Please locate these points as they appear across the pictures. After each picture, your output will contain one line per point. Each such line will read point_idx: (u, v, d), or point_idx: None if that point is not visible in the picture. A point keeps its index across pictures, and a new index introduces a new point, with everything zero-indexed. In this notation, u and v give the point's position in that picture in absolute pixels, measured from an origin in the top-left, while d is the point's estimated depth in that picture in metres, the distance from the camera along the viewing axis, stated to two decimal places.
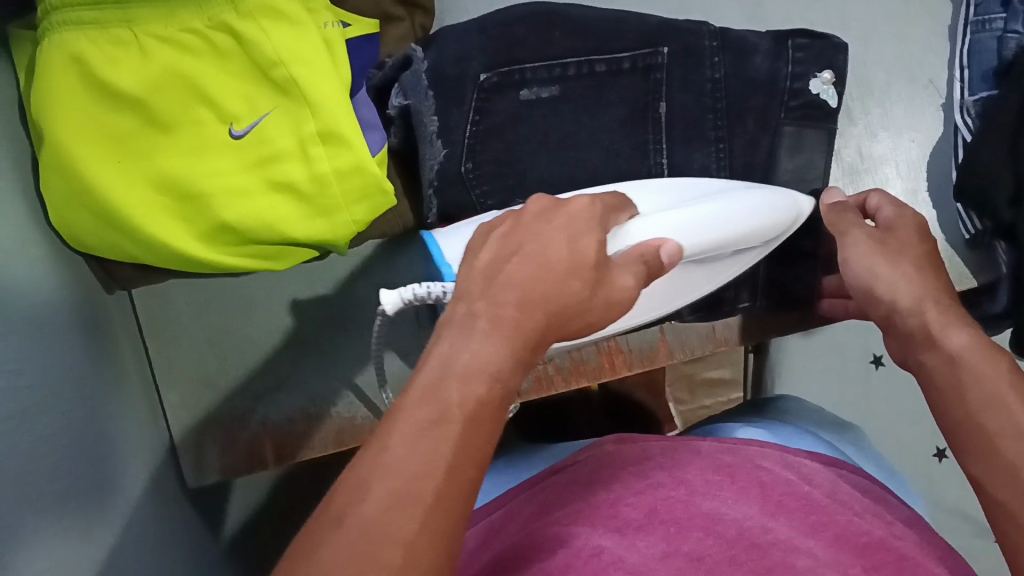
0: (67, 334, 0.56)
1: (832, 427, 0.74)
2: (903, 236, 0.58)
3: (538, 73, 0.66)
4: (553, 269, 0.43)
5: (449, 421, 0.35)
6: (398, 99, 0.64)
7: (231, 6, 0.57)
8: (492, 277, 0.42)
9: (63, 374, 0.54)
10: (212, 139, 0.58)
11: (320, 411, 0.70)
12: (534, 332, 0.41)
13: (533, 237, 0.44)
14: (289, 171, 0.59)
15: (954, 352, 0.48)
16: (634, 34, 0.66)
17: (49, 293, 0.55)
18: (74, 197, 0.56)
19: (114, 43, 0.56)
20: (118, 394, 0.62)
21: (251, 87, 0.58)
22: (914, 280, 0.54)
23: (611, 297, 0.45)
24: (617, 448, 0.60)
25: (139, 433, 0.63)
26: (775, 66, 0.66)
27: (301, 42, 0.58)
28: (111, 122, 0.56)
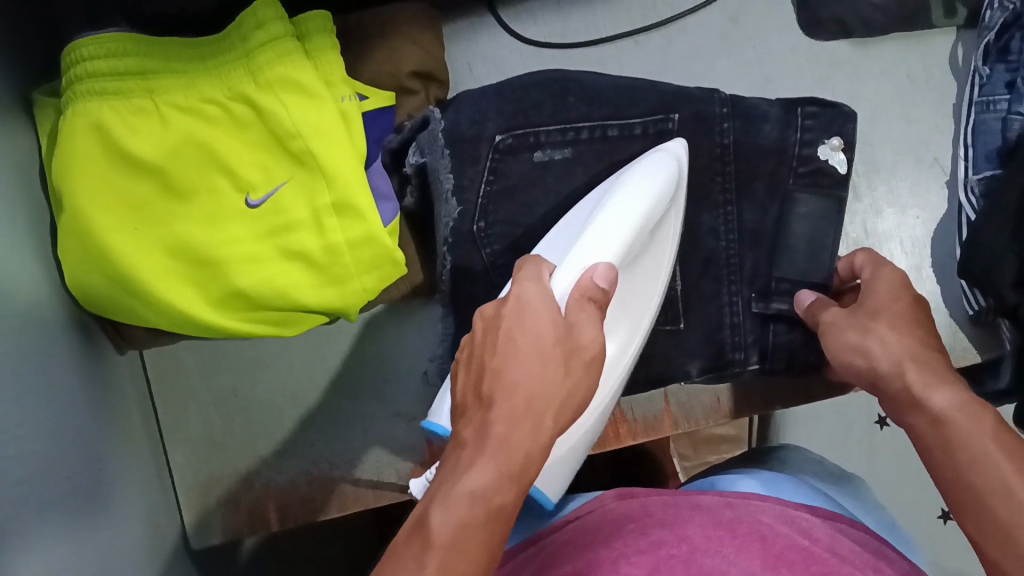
0: (77, 394, 0.57)
1: (831, 478, 0.73)
2: (885, 291, 0.58)
3: (553, 136, 0.67)
4: (527, 358, 0.43)
5: (431, 550, 0.36)
6: (414, 157, 0.64)
7: (251, 78, 0.59)
8: (480, 397, 0.43)
9: (72, 431, 0.55)
10: (229, 208, 0.59)
11: (323, 475, 0.70)
12: (525, 444, 0.41)
13: (498, 342, 0.45)
14: (302, 241, 0.59)
15: (938, 412, 0.48)
16: (646, 102, 0.67)
17: (59, 354, 0.56)
18: (89, 261, 0.57)
19: (134, 112, 0.58)
20: (121, 446, 0.62)
21: (268, 157, 0.60)
22: (893, 344, 0.54)
23: (587, 359, 0.45)
24: (618, 504, 0.60)
25: (140, 484, 0.63)
26: (784, 133, 0.67)
27: (317, 114, 0.59)
28: (128, 189, 0.57)
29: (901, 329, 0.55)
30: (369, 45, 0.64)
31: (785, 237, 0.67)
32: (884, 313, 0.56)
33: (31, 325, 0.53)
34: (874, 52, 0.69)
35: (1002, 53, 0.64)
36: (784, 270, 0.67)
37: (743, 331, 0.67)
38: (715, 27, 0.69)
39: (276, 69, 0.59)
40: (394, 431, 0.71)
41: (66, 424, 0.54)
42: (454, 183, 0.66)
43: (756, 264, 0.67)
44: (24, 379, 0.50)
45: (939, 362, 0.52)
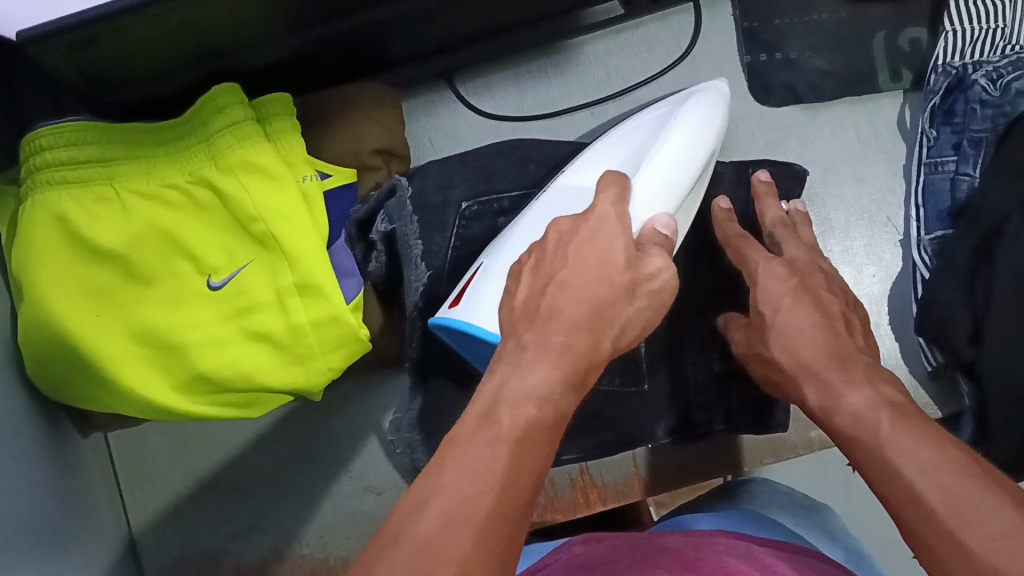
0: (39, 486, 0.56)
1: (799, 512, 0.66)
2: (774, 294, 0.58)
3: (514, 202, 0.68)
4: (600, 273, 0.45)
5: (501, 442, 0.37)
6: (383, 224, 0.64)
7: (213, 162, 0.60)
8: (535, 310, 0.44)
9: (34, 527, 0.54)
10: (192, 291, 0.59)
11: (292, 551, 0.69)
12: (589, 352, 0.43)
13: (568, 254, 0.46)
14: (266, 321, 0.59)
15: (854, 411, 0.48)
16: None
17: (18, 446, 0.55)
18: (52, 350, 0.57)
19: (96, 200, 0.59)
20: (85, 531, 0.61)
21: (231, 239, 0.60)
22: (818, 343, 0.54)
23: (653, 289, 0.47)
24: (585, 549, 0.59)
25: (104, 571, 0.62)
26: (739, 197, 0.67)
27: (279, 197, 0.59)
28: (91, 276, 0.58)
29: (800, 337, 0.55)
30: (328, 124, 0.65)
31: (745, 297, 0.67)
32: (781, 328, 0.56)
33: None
34: (824, 116, 0.70)
35: (947, 116, 0.66)
36: None
37: (706, 391, 0.68)
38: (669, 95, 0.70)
39: (237, 152, 0.60)
40: (364, 504, 0.69)
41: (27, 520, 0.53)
42: (422, 250, 0.66)
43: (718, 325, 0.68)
44: None
45: (845, 366, 0.51)
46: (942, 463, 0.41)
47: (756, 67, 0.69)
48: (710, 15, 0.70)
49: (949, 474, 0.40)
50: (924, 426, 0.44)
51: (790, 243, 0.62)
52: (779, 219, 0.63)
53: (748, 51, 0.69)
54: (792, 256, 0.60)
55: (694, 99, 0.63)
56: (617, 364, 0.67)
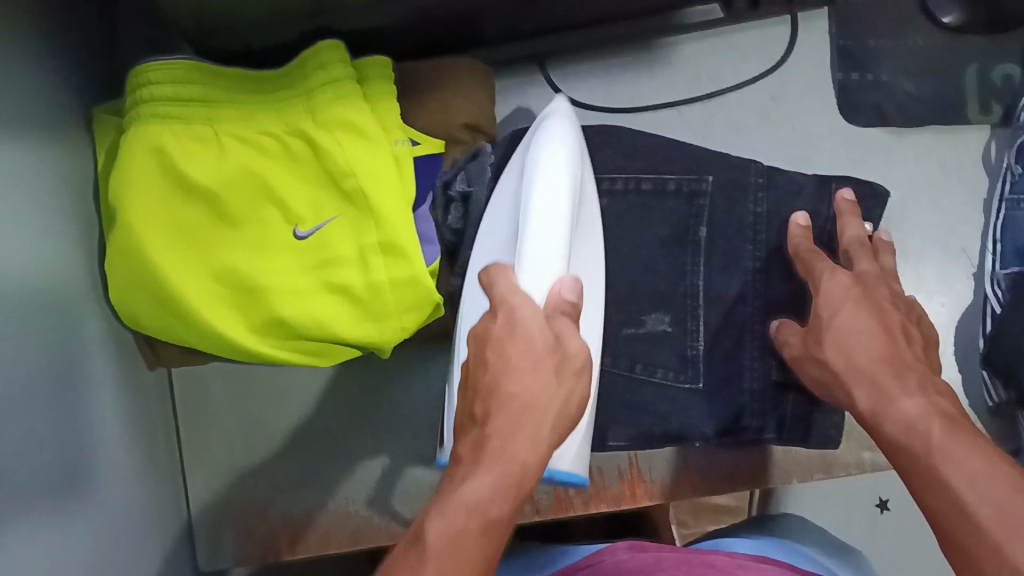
0: (106, 416, 0.57)
1: (834, 550, 0.69)
2: (830, 304, 0.58)
3: None
4: (519, 364, 0.46)
5: (421, 563, 0.40)
6: (461, 184, 0.64)
7: (310, 116, 0.61)
8: (473, 414, 0.46)
9: (96, 451, 0.55)
10: (277, 238, 0.61)
11: (338, 508, 0.69)
12: (532, 453, 0.44)
13: (490, 359, 0.47)
14: (345, 276, 0.60)
15: (910, 416, 0.49)
16: (678, 160, 0.65)
17: (85, 367, 0.56)
18: (135, 279, 0.58)
19: (194, 138, 0.60)
20: (138, 464, 0.61)
21: (320, 192, 0.61)
22: (882, 350, 0.54)
23: (578, 367, 0.47)
24: (630, 557, 0.58)
25: (152, 506, 0.62)
26: (813, 211, 0.65)
27: (372, 156, 0.61)
28: (182, 213, 0.59)
29: (856, 341, 0.55)
30: (424, 94, 0.66)
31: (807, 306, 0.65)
32: (837, 331, 0.56)
33: (66, 344, 0.53)
34: (910, 141, 0.70)
35: None
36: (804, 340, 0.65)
37: (761, 399, 0.65)
38: (757, 103, 0.70)
39: (334, 110, 0.61)
40: (412, 471, 0.70)
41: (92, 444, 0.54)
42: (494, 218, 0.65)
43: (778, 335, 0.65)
44: (53, 396, 0.50)
45: (900, 372, 0.52)
46: (992, 479, 0.43)
47: (846, 85, 0.70)
48: (805, 30, 0.70)
49: (999, 489, 0.42)
50: (976, 441, 0.45)
51: (863, 258, 0.61)
52: (858, 238, 0.62)
53: (841, 68, 0.70)
54: (862, 268, 0.60)
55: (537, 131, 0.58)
56: (672, 360, 0.65)
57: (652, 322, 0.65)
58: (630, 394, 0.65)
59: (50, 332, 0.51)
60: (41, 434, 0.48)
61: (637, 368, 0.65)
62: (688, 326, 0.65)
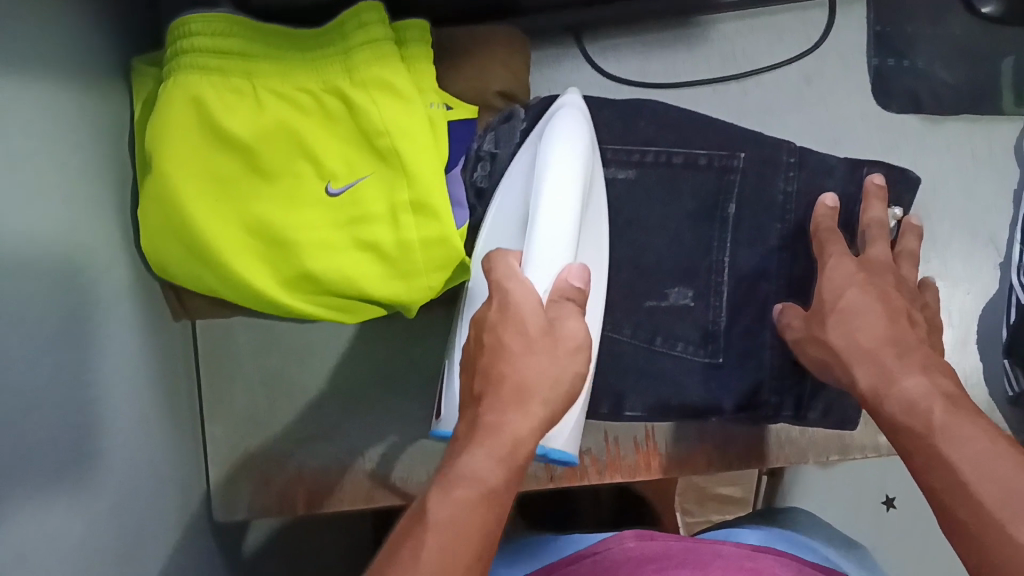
0: (135, 360, 0.57)
1: (843, 545, 0.69)
2: (837, 287, 0.58)
3: (620, 154, 0.65)
4: (516, 344, 0.46)
5: (424, 534, 0.39)
6: (487, 144, 0.65)
7: (347, 74, 0.62)
8: (473, 395, 0.46)
9: (125, 387, 0.55)
10: (309, 193, 0.61)
11: (355, 466, 0.69)
12: (529, 430, 0.44)
13: (487, 341, 0.47)
14: (376, 233, 0.61)
15: (910, 391, 0.49)
16: (717, 134, 0.66)
17: (117, 304, 0.56)
18: (168, 227, 0.59)
19: (231, 91, 0.60)
20: (164, 406, 0.62)
21: (353, 150, 0.62)
22: (884, 326, 0.54)
23: (573, 348, 0.47)
24: (638, 545, 0.58)
25: (173, 449, 0.63)
26: (848, 189, 0.66)
27: (407, 116, 0.61)
28: (217, 163, 0.60)
29: (863, 320, 0.55)
30: (461, 59, 0.66)
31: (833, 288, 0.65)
32: (842, 312, 0.56)
33: (100, 280, 0.53)
34: (941, 129, 0.70)
35: None
36: None
37: (781, 377, 0.65)
38: (791, 85, 0.70)
39: (372, 68, 0.61)
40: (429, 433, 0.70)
41: (121, 386, 0.54)
42: None
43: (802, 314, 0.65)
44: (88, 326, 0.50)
45: (902, 351, 0.52)
46: (994, 453, 0.42)
47: (881, 70, 0.70)
48: (841, 14, 0.71)
49: (1002, 466, 0.42)
50: (974, 419, 0.45)
51: (877, 242, 0.61)
52: (878, 219, 0.62)
53: (876, 54, 0.70)
54: (870, 253, 0.60)
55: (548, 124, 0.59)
56: (693, 334, 0.65)
57: (675, 296, 0.65)
58: (649, 365, 0.65)
59: (84, 263, 0.51)
60: (77, 358, 0.48)
61: (658, 341, 0.65)
62: (711, 301, 0.65)
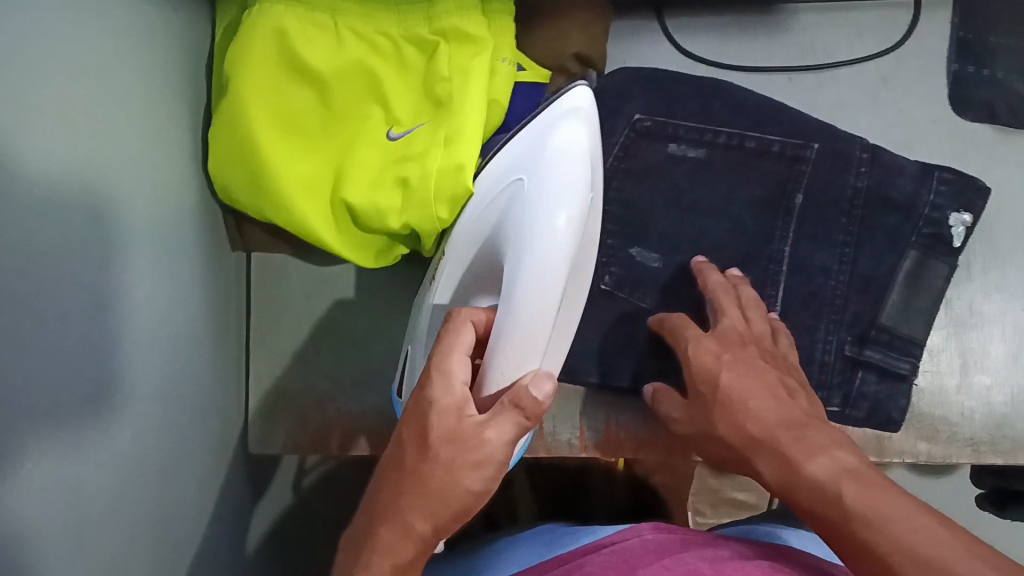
0: (190, 280, 0.57)
1: None
2: (708, 373, 0.54)
3: (691, 132, 0.65)
4: (424, 450, 0.44)
5: None
6: (558, 105, 0.64)
7: (427, 23, 0.61)
8: (389, 491, 0.44)
9: (177, 303, 0.55)
10: (372, 134, 0.62)
11: (393, 416, 0.69)
12: (423, 540, 0.44)
13: (406, 436, 0.45)
14: (409, 168, 0.59)
15: (818, 477, 0.43)
16: (790, 122, 0.65)
17: (180, 222, 0.56)
18: (235, 154, 0.59)
19: (315, 26, 0.60)
20: (212, 332, 0.62)
21: (418, 96, 0.62)
22: (778, 408, 0.49)
23: (485, 461, 0.43)
24: (656, 537, 0.58)
25: (216, 377, 0.63)
26: (918, 192, 0.65)
27: (473, 65, 0.60)
28: (290, 95, 0.60)
29: (757, 409, 0.50)
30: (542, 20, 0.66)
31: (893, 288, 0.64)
32: (726, 400, 0.52)
33: (164, 194, 0.53)
34: (1015, 141, 0.69)
35: None
36: (884, 320, 0.64)
37: (831, 372, 0.64)
38: (867, 82, 0.69)
39: (451, 17, 0.61)
40: None
41: (178, 309, 0.55)
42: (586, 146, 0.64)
43: (859, 310, 0.65)
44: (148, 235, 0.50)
45: (799, 431, 0.47)
46: (932, 544, 0.36)
47: (960, 77, 0.70)
48: (926, 17, 0.70)
49: (931, 547, 0.36)
50: (885, 490, 0.40)
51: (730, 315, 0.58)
52: (722, 285, 0.61)
53: (957, 60, 0.70)
54: (723, 325, 0.58)
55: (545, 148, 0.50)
56: None
57: (731, 281, 0.65)
58: None
59: (150, 172, 0.51)
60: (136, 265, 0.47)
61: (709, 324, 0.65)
62: (767, 291, 0.65)
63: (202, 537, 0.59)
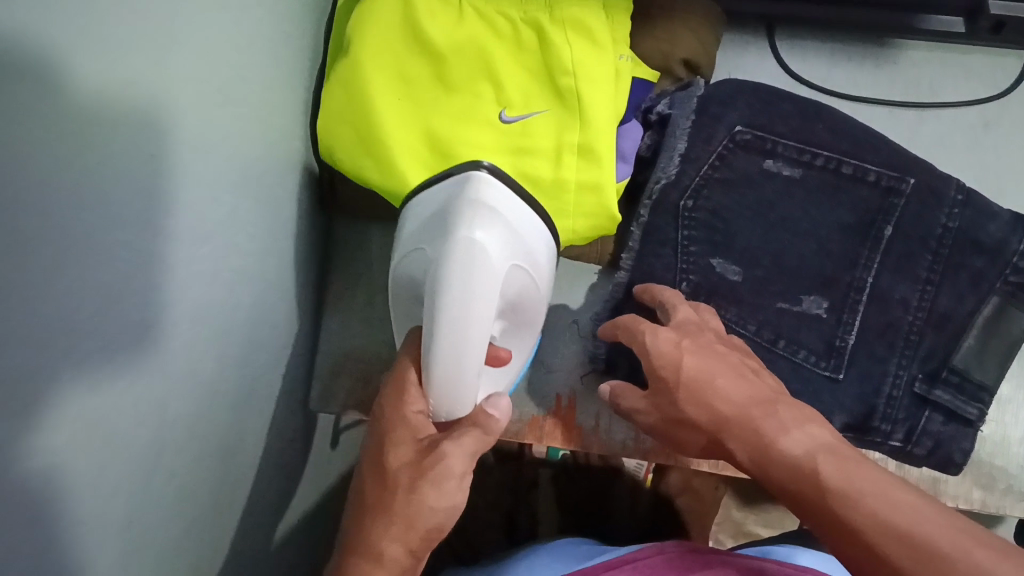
0: (275, 218, 0.59)
1: None
2: (671, 357, 0.55)
3: (790, 151, 0.67)
4: (391, 478, 0.48)
5: None
6: (663, 106, 0.67)
7: (548, 11, 0.63)
8: (362, 520, 0.48)
9: (257, 238, 0.56)
10: (484, 115, 0.62)
11: None
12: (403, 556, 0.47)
13: (373, 472, 0.49)
14: (537, 167, 0.62)
15: (797, 452, 0.46)
16: (889, 153, 0.66)
17: (274, 160, 0.58)
18: (347, 112, 0.61)
19: (441, 3, 0.62)
20: (287, 278, 0.63)
21: (534, 83, 0.63)
22: (744, 389, 0.51)
23: (453, 474, 0.47)
24: (678, 557, 0.59)
25: (287, 322, 0.65)
26: (1009, 237, 0.65)
27: (596, 62, 0.62)
28: (408, 64, 0.62)
29: (715, 396, 0.52)
30: (654, 24, 0.68)
31: (971, 330, 0.65)
32: (691, 388, 0.53)
33: (263, 130, 0.55)
34: None
35: None
36: (956, 361, 0.65)
37: (896, 406, 0.65)
38: (969, 123, 0.74)
39: (574, 10, 0.62)
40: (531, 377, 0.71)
41: (267, 252, 0.58)
42: (684, 150, 0.66)
43: (933, 349, 0.65)
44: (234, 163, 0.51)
45: (769, 409, 0.49)
46: (917, 507, 0.40)
47: None
48: None
49: (921, 509, 0.40)
50: (859, 462, 0.43)
51: (679, 307, 0.60)
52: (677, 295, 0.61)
53: None
54: (680, 319, 0.59)
55: (441, 232, 0.50)
56: (817, 344, 0.65)
57: (809, 304, 0.66)
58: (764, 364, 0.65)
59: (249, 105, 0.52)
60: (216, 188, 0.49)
61: (779, 342, 0.65)
62: (844, 317, 0.65)
63: (253, 475, 0.61)
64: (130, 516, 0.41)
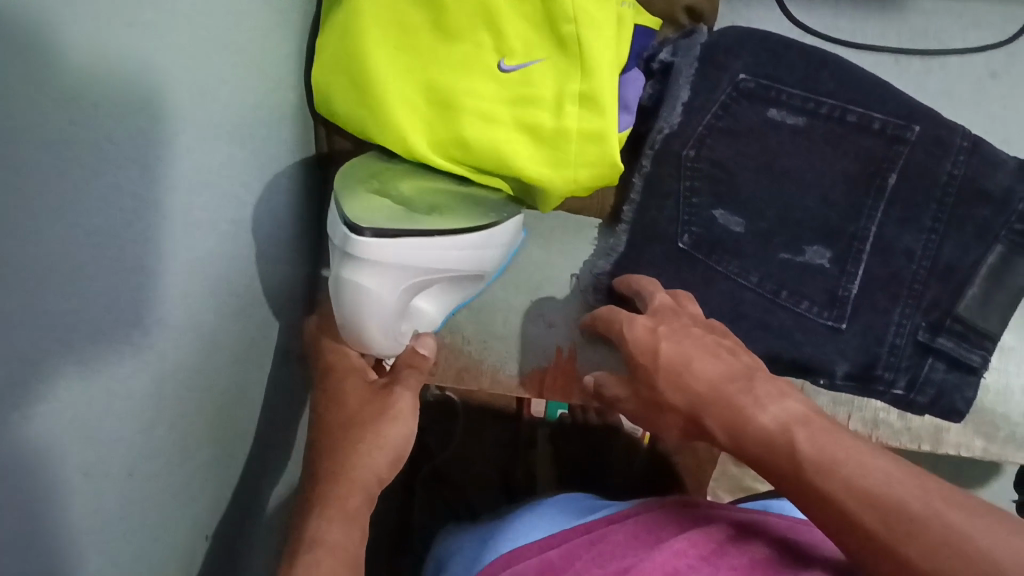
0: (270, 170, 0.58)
1: None
2: (649, 344, 0.56)
3: (795, 99, 0.66)
4: (350, 415, 0.57)
5: None
6: (665, 54, 0.66)
7: None
8: (330, 455, 0.55)
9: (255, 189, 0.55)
10: (484, 64, 0.60)
11: (453, 343, 0.70)
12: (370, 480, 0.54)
13: (330, 415, 0.58)
14: (537, 116, 0.60)
15: (771, 423, 0.45)
16: (894, 104, 0.65)
17: (269, 109, 0.56)
18: (342, 59, 0.60)
19: None
20: (286, 232, 0.63)
21: (537, 29, 0.60)
22: (722, 366, 0.51)
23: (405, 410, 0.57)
24: (680, 510, 0.59)
25: (288, 276, 0.64)
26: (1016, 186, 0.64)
27: (599, 7, 0.59)
28: (405, 10, 0.59)
29: (689, 375, 0.52)
30: None
31: (976, 278, 0.64)
32: (671, 368, 0.53)
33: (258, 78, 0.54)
34: None
35: None
36: (961, 309, 0.64)
37: (900, 355, 0.65)
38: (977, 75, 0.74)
39: None
40: (534, 329, 0.71)
41: (259, 217, 0.56)
42: (687, 99, 0.66)
43: (937, 298, 0.64)
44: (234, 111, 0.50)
45: (746, 385, 0.49)
46: (891, 471, 0.39)
47: None
48: None
49: (896, 473, 0.39)
50: (833, 434, 0.43)
51: (659, 292, 0.61)
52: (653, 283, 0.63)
53: None
54: (658, 302, 0.60)
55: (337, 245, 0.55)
56: (820, 295, 0.65)
57: (811, 254, 0.66)
58: (766, 315, 0.65)
59: (244, 51, 0.51)
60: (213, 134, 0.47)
61: (782, 294, 0.65)
62: (847, 267, 0.65)
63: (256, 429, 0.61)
64: (130, 468, 0.41)
